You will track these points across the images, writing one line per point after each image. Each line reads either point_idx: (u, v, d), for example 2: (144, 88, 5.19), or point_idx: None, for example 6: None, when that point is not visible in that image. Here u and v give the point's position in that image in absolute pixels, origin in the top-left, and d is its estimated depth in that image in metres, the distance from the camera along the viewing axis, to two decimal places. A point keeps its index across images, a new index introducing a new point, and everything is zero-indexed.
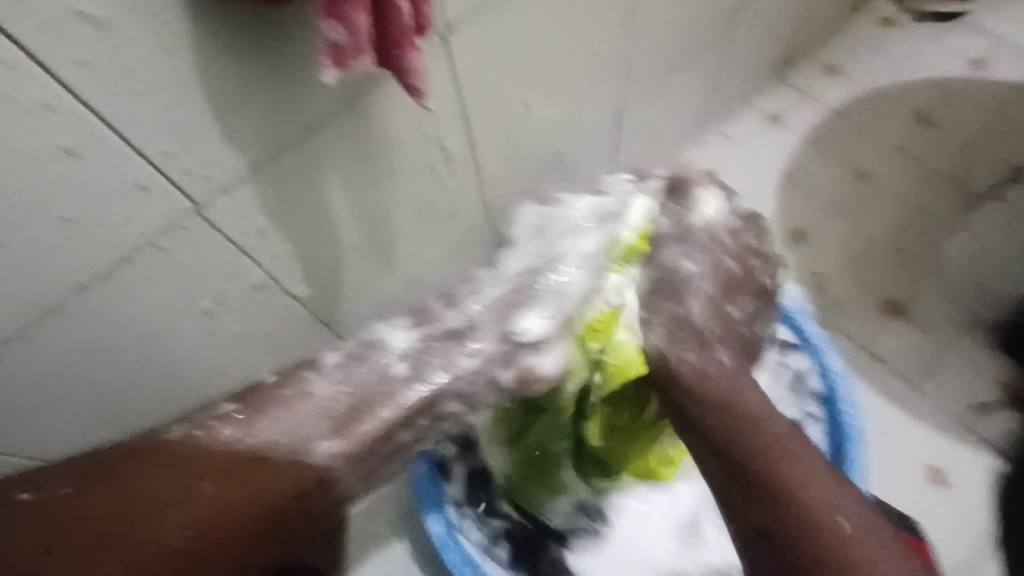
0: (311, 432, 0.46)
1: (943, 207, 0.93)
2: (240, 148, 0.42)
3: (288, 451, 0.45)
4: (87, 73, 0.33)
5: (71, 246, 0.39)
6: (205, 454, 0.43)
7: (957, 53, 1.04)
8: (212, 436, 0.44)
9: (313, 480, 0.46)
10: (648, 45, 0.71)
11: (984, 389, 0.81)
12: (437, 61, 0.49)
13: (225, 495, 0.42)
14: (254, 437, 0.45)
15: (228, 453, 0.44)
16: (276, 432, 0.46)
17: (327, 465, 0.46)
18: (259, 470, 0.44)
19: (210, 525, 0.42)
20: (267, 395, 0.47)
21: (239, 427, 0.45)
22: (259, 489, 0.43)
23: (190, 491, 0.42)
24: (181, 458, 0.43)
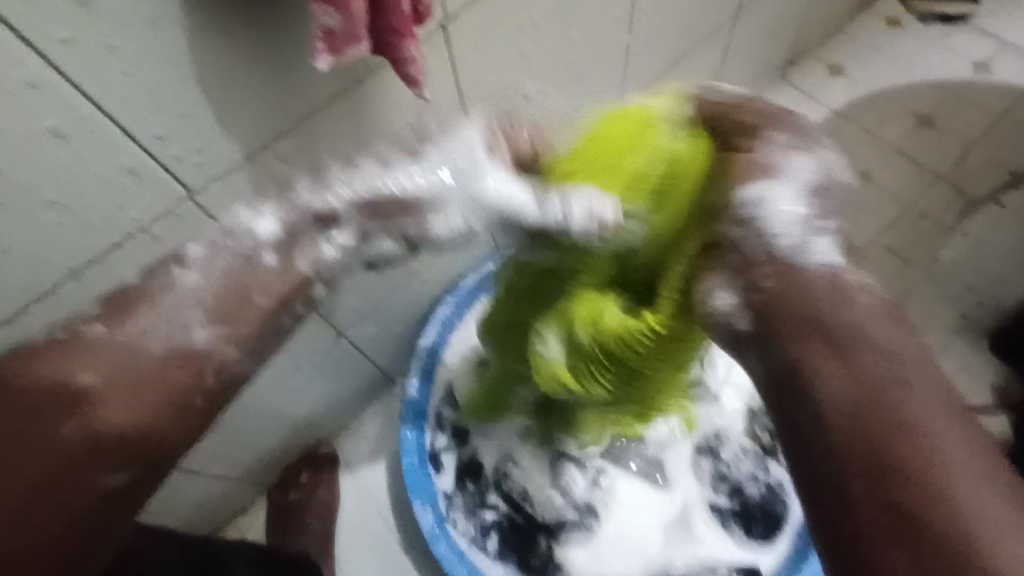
0: (188, 317, 0.37)
1: (943, 209, 0.93)
2: (235, 136, 0.42)
3: (167, 343, 0.37)
4: (71, 51, 0.32)
5: (60, 230, 0.39)
6: (73, 354, 0.35)
7: (961, 55, 1.04)
8: (78, 344, 0.35)
9: (209, 376, 0.38)
10: (651, 40, 0.71)
11: (977, 394, 0.81)
12: (436, 50, 0.48)
13: (108, 392, 0.34)
14: (122, 343, 0.36)
15: (104, 354, 0.35)
16: (153, 344, 0.37)
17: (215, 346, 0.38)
18: (131, 367, 0.35)
19: (100, 425, 0.34)
20: (130, 301, 0.37)
21: (111, 323, 0.36)
22: (142, 378, 0.35)
23: (67, 382, 0.34)
24: (44, 361, 0.34)
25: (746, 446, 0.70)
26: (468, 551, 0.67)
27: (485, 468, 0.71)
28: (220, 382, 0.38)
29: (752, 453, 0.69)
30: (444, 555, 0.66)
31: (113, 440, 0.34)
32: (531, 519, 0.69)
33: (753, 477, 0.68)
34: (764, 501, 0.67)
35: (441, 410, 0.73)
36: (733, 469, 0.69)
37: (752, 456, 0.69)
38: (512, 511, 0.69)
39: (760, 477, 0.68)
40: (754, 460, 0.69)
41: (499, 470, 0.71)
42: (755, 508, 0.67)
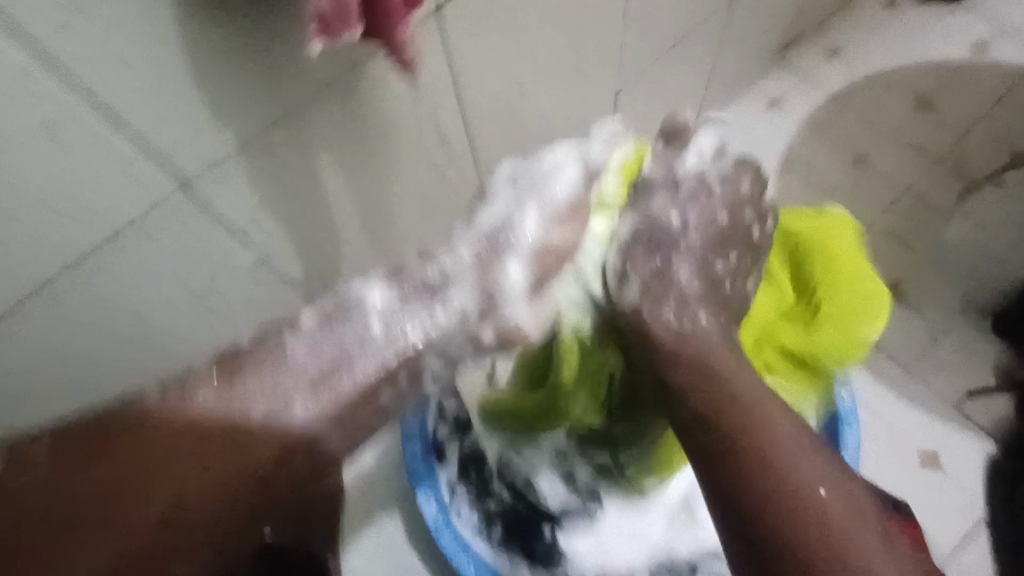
0: (289, 393, 0.46)
1: (942, 191, 0.92)
2: (228, 127, 0.42)
3: (266, 416, 0.45)
4: (64, 39, 0.32)
5: (55, 225, 0.39)
6: (197, 411, 0.43)
7: (960, 35, 1.03)
8: (207, 406, 0.44)
9: (302, 445, 0.46)
10: (648, 24, 0.70)
11: (977, 375, 0.81)
12: (431, 36, 0.48)
13: (219, 452, 0.43)
14: (240, 405, 0.44)
15: (224, 415, 0.44)
16: (262, 408, 0.45)
17: (308, 429, 0.46)
18: (246, 436, 0.44)
19: (212, 489, 0.42)
20: (240, 361, 0.46)
21: (231, 384, 0.45)
22: (245, 448, 0.44)
23: (197, 434, 0.43)
24: (179, 419, 0.43)
25: None
26: (472, 541, 0.67)
27: (488, 457, 0.71)
28: (313, 454, 0.47)
29: None
30: (448, 546, 0.67)
31: (219, 492, 0.43)
32: (535, 508, 0.69)
33: None
34: None
35: (443, 402, 0.72)
36: None
37: None
38: (516, 500, 0.69)
39: None
40: None
41: (502, 460, 0.70)
42: None
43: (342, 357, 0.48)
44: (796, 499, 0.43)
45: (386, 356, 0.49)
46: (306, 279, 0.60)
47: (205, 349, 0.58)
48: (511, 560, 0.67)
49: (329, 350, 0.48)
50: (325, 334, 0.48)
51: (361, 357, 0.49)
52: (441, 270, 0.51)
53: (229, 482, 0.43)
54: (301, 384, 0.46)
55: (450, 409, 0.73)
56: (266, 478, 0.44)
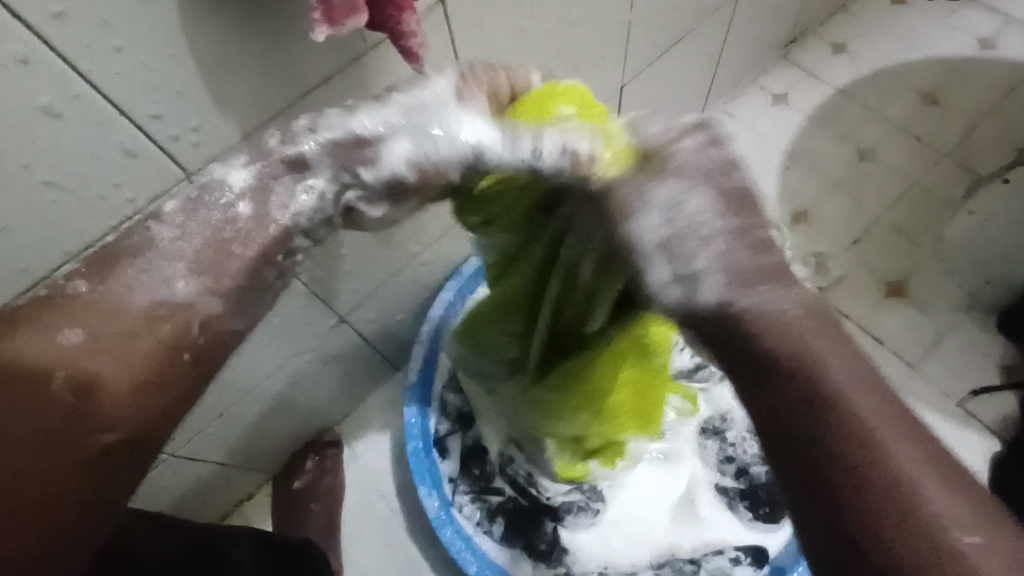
0: (171, 271, 0.34)
1: (949, 187, 0.92)
2: (232, 115, 0.41)
3: (147, 302, 0.33)
4: (63, 26, 0.32)
5: (57, 212, 0.39)
6: (57, 315, 0.32)
7: (966, 31, 1.02)
8: (66, 305, 0.33)
9: (197, 328, 0.34)
10: (654, 17, 0.69)
11: (982, 372, 0.81)
12: (434, 27, 0.48)
13: (87, 358, 0.31)
14: (107, 303, 0.33)
15: (92, 316, 0.32)
16: (136, 298, 0.33)
17: (196, 305, 0.34)
18: (122, 333, 0.32)
19: (90, 389, 0.31)
20: (111, 260, 0.34)
21: (90, 281, 0.33)
22: (122, 338, 0.32)
23: (53, 348, 0.31)
24: (29, 330, 0.32)
25: (749, 427, 0.70)
26: (474, 536, 0.67)
27: (490, 452, 0.71)
28: (207, 335, 0.34)
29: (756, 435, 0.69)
30: (449, 539, 0.66)
31: (108, 409, 0.31)
32: (538, 502, 0.69)
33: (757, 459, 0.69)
34: (768, 484, 0.68)
35: (444, 395, 0.73)
36: (739, 451, 0.69)
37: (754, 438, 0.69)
38: (519, 495, 0.69)
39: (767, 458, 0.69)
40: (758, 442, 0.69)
41: (505, 454, 0.70)
42: (758, 488, 0.68)
43: (212, 256, 0.35)
44: (845, 433, 0.31)
45: (250, 236, 0.36)
46: None
47: None
48: (512, 555, 0.67)
49: (196, 234, 0.35)
50: (198, 209, 0.35)
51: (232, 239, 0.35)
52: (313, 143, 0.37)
53: (117, 388, 0.31)
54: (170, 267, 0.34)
55: (452, 403, 0.73)
56: (162, 378, 0.33)
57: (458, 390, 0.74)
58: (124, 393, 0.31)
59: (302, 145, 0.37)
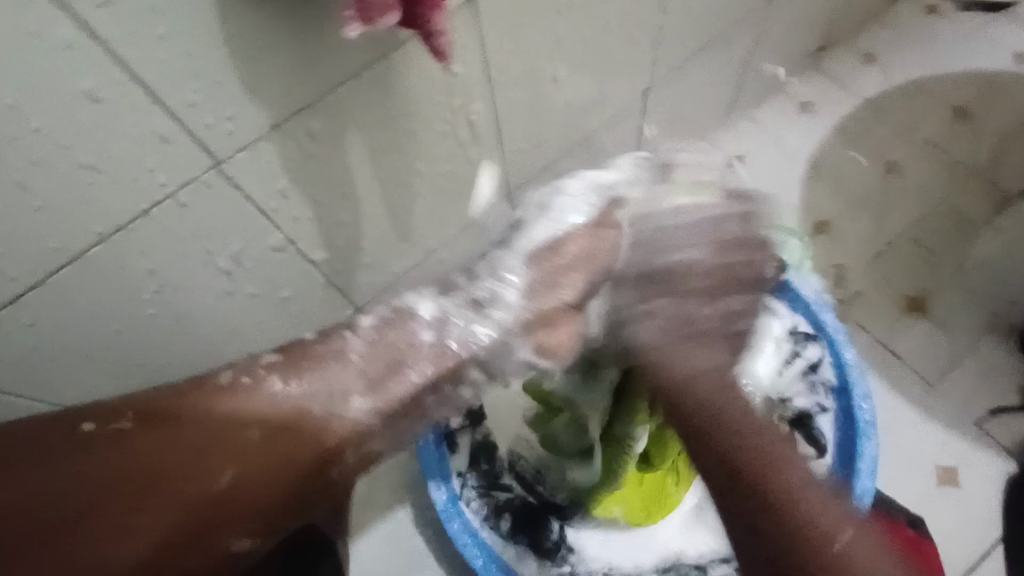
0: (350, 387, 0.47)
1: (978, 204, 0.90)
2: (264, 106, 0.42)
3: (323, 414, 0.46)
4: (107, 14, 0.32)
5: (91, 193, 0.39)
6: (247, 411, 0.44)
7: (1003, 45, 1.00)
8: (251, 395, 0.45)
9: (349, 451, 0.47)
10: (684, 23, 0.69)
11: (1003, 394, 0.80)
12: (466, 26, 0.48)
13: (272, 453, 0.44)
14: (288, 405, 0.45)
15: (267, 410, 0.45)
16: (315, 409, 0.46)
17: (359, 423, 0.47)
18: (295, 436, 0.45)
19: (247, 486, 0.43)
20: (307, 357, 0.48)
21: (285, 378, 0.46)
22: (287, 450, 0.45)
23: (234, 440, 0.43)
24: (223, 417, 0.44)
25: None
26: (481, 530, 0.68)
27: (499, 449, 0.72)
28: (354, 458, 0.47)
29: None
30: (456, 532, 0.66)
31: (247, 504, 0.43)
32: (544, 500, 0.69)
33: None
34: None
35: None
36: None
37: None
38: (527, 495, 0.70)
39: None
40: None
41: (514, 453, 0.71)
42: None
43: (391, 362, 0.49)
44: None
45: (435, 359, 0.50)
46: (331, 263, 0.60)
47: (229, 328, 0.58)
48: (518, 552, 0.67)
49: (380, 350, 0.49)
50: (392, 326, 0.50)
51: (410, 364, 0.49)
52: (487, 292, 0.53)
53: (258, 481, 0.43)
54: (353, 380, 0.47)
55: None
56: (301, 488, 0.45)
57: None
58: (283, 481, 0.44)
59: (474, 292, 0.53)
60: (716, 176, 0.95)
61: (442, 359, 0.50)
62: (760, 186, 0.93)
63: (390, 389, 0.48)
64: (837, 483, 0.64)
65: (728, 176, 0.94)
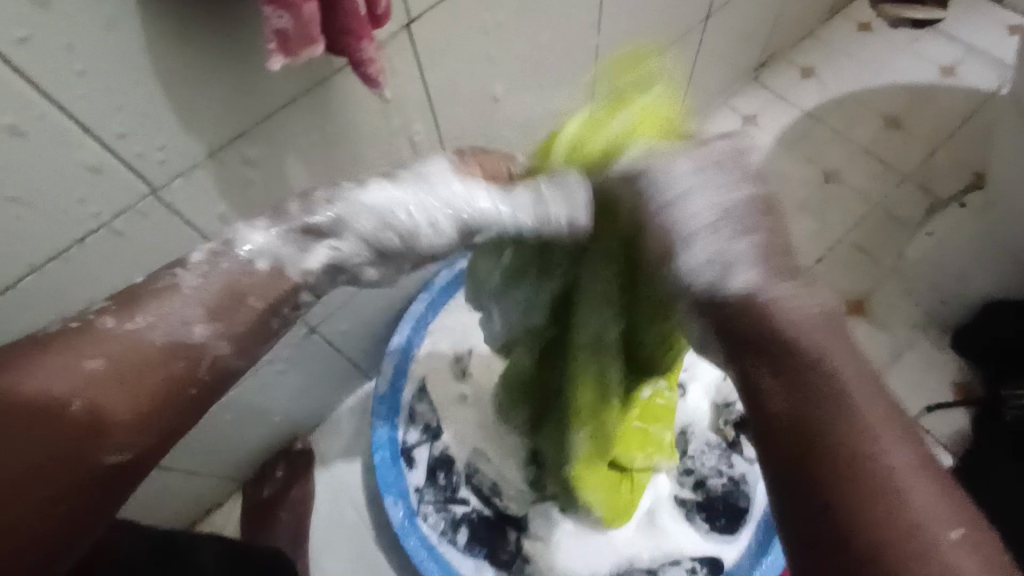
0: (189, 315, 0.36)
1: (910, 208, 0.95)
2: (198, 134, 0.43)
3: (166, 338, 0.35)
4: (29, 52, 0.33)
5: (21, 224, 0.39)
6: (75, 348, 0.33)
7: (929, 59, 1.06)
8: (83, 341, 0.34)
9: (204, 371, 0.36)
10: (621, 42, 0.72)
11: (937, 390, 0.84)
12: (400, 51, 0.49)
13: (124, 381, 0.33)
14: (128, 341, 0.34)
15: (109, 347, 0.34)
16: (155, 337, 0.35)
17: (205, 343, 0.36)
18: (142, 368, 0.34)
19: (104, 420, 0.33)
20: (136, 299, 0.35)
21: (119, 317, 0.35)
22: (132, 379, 0.34)
23: (69, 377, 0.33)
24: (53, 359, 0.33)
25: (711, 438, 0.71)
26: (438, 545, 0.69)
27: (456, 462, 0.72)
28: (214, 377, 0.36)
29: (717, 446, 0.71)
30: (413, 548, 0.68)
31: (119, 441, 0.33)
32: (501, 512, 0.70)
33: (717, 469, 0.70)
34: (726, 495, 0.69)
35: (415, 405, 0.74)
36: (697, 463, 0.70)
37: (716, 449, 0.71)
38: (484, 508, 0.71)
39: (724, 470, 0.70)
40: (719, 453, 0.71)
41: (471, 464, 0.72)
42: (715, 499, 0.69)
43: (232, 291, 0.37)
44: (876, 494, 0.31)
45: (268, 288, 0.38)
46: None
47: None
48: (475, 563, 0.68)
49: (221, 279, 0.37)
50: (224, 262, 0.38)
51: (250, 290, 0.38)
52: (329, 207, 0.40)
53: (120, 417, 0.33)
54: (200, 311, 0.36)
55: (421, 414, 0.74)
56: (165, 421, 0.35)
57: (429, 401, 0.75)
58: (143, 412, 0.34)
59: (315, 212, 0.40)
60: None
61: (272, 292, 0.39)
62: None
63: (234, 311, 0.37)
64: None
65: None
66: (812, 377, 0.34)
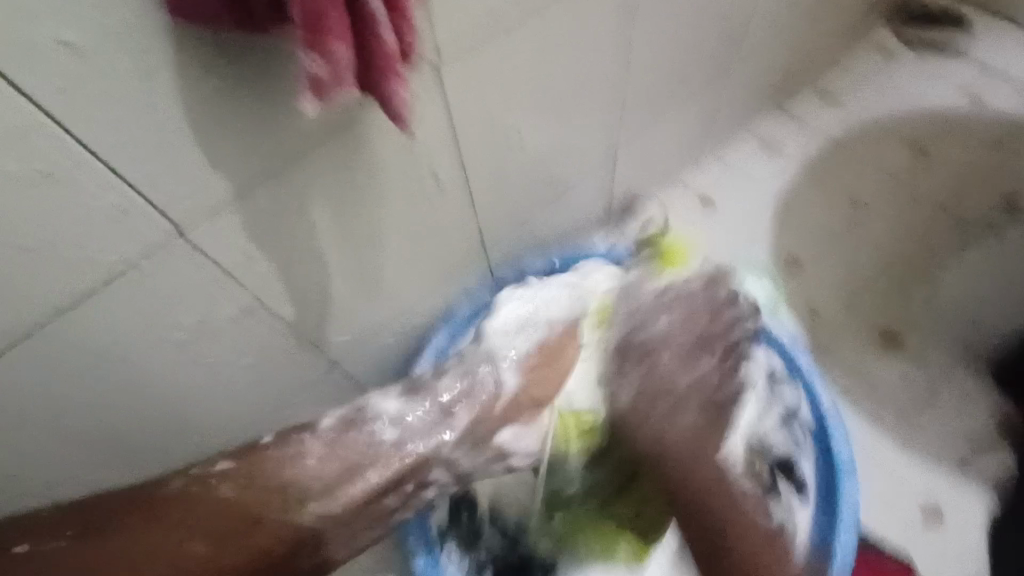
0: (307, 480, 0.54)
1: (942, 237, 0.92)
2: (227, 176, 0.42)
3: (293, 494, 0.53)
4: (61, 97, 0.33)
5: (49, 268, 0.39)
6: (202, 505, 0.51)
7: (956, 85, 1.04)
8: (205, 502, 0.51)
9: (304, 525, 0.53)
10: (646, 74, 0.71)
11: (981, 428, 0.80)
12: (428, 91, 0.49)
13: (257, 528, 0.52)
14: (258, 488, 0.53)
15: (210, 502, 0.51)
16: (286, 477, 0.54)
17: (316, 513, 0.54)
18: (262, 521, 0.52)
19: (223, 548, 0.51)
20: (264, 459, 0.54)
21: (247, 478, 0.53)
22: (264, 538, 0.52)
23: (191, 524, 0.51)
24: (177, 507, 0.51)
25: None
26: None
27: (480, 501, 0.70)
28: (315, 540, 0.54)
29: None
30: None
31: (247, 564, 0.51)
32: (527, 553, 0.70)
33: None
34: None
35: None
36: None
37: None
38: (509, 549, 0.70)
39: None
40: None
41: (496, 504, 0.71)
42: None
43: (345, 456, 0.56)
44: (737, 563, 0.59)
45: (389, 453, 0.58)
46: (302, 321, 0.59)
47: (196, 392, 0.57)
48: None
49: (336, 450, 0.56)
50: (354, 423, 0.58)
51: (365, 462, 0.57)
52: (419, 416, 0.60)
53: (237, 549, 0.51)
54: (308, 483, 0.54)
55: None
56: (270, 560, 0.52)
57: None
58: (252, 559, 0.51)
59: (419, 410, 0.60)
60: (688, 217, 0.96)
61: (402, 453, 0.58)
62: (731, 224, 0.95)
63: (340, 486, 0.55)
64: (822, 527, 0.64)
65: (701, 216, 0.96)
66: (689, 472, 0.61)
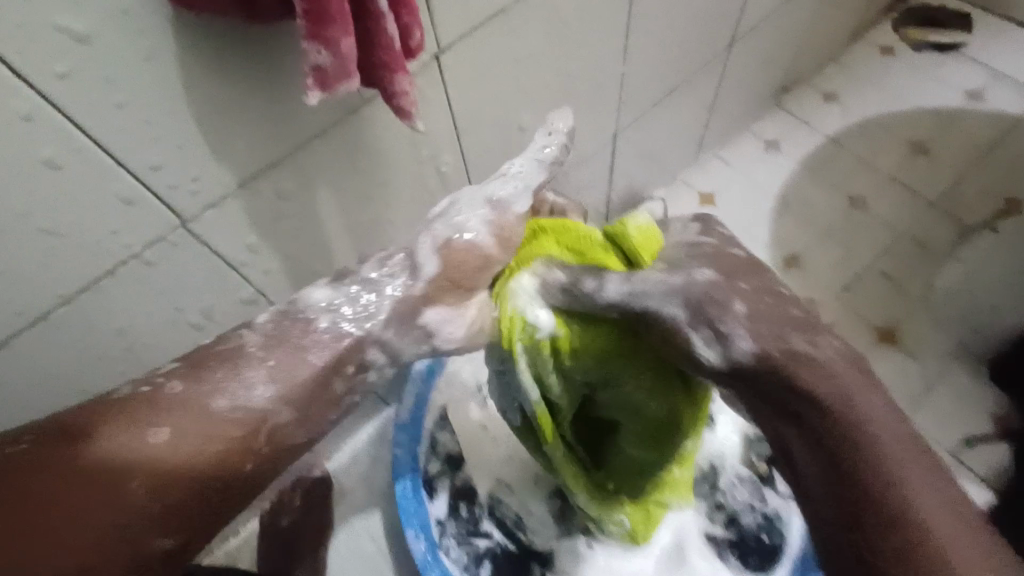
0: (257, 381, 0.37)
1: (940, 234, 0.93)
2: (229, 165, 0.43)
3: (237, 403, 0.36)
4: (67, 85, 0.33)
5: (53, 256, 0.39)
6: (145, 411, 0.35)
7: (955, 83, 1.05)
8: (154, 404, 0.35)
9: (265, 437, 0.37)
10: (647, 70, 0.71)
11: (976, 424, 0.80)
12: (430, 84, 0.50)
13: (214, 447, 0.35)
14: (197, 405, 0.36)
15: (175, 416, 0.35)
16: (221, 401, 0.36)
17: (268, 405, 0.37)
18: (221, 435, 0.36)
19: (168, 482, 0.34)
20: (206, 355, 0.38)
21: (187, 380, 0.36)
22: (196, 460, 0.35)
23: (137, 444, 0.34)
24: (123, 421, 0.34)
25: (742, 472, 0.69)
26: None
27: (479, 494, 0.71)
28: (275, 446, 0.38)
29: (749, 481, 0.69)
30: None
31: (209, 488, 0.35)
32: (524, 546, 0.69)
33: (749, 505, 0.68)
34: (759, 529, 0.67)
35: (437, 434, 0.73)
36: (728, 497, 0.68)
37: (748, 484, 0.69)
38: (506, 544, 0.69)
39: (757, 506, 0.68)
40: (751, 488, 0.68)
41: (494, 496, 0.71)
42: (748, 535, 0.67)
43: (290, 352, 0.38)
44: None
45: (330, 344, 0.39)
46: None
47: None
48: None
49: (282, 342, 0.39)
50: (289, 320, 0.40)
51: (312, 345, 0.39)
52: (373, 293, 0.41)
53: (192, 475, 0.35)
54: (260, 393, 0.37)
55: (443, 445, 0.73)
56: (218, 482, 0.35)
57: (449, 429, 0.74)
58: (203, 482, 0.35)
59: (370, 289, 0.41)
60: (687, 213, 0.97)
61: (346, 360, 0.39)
62: (729, 221, 0.96)
63: (303, 380, 0.38)
64: None
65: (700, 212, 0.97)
66: (866, 475, 0.33)
